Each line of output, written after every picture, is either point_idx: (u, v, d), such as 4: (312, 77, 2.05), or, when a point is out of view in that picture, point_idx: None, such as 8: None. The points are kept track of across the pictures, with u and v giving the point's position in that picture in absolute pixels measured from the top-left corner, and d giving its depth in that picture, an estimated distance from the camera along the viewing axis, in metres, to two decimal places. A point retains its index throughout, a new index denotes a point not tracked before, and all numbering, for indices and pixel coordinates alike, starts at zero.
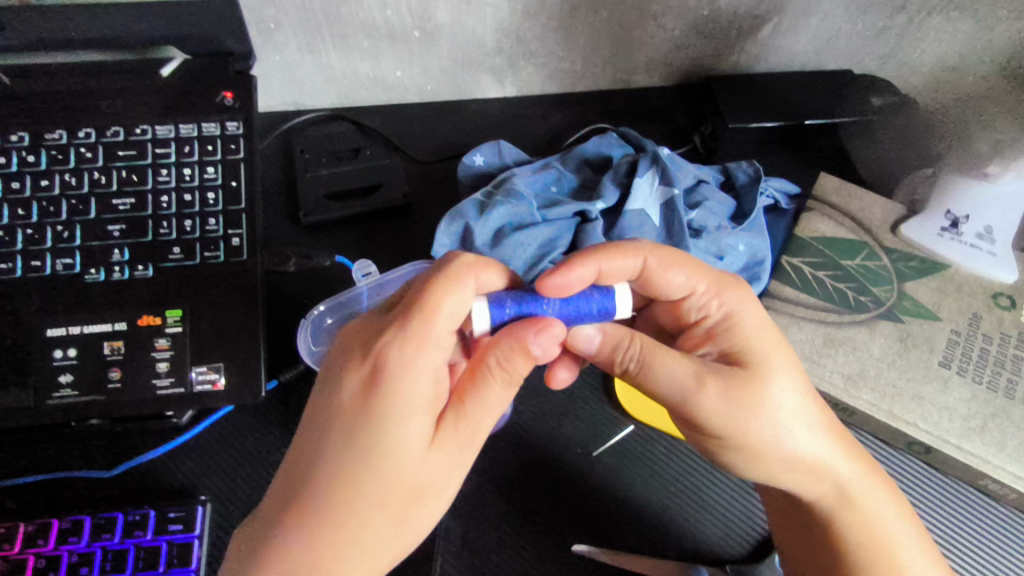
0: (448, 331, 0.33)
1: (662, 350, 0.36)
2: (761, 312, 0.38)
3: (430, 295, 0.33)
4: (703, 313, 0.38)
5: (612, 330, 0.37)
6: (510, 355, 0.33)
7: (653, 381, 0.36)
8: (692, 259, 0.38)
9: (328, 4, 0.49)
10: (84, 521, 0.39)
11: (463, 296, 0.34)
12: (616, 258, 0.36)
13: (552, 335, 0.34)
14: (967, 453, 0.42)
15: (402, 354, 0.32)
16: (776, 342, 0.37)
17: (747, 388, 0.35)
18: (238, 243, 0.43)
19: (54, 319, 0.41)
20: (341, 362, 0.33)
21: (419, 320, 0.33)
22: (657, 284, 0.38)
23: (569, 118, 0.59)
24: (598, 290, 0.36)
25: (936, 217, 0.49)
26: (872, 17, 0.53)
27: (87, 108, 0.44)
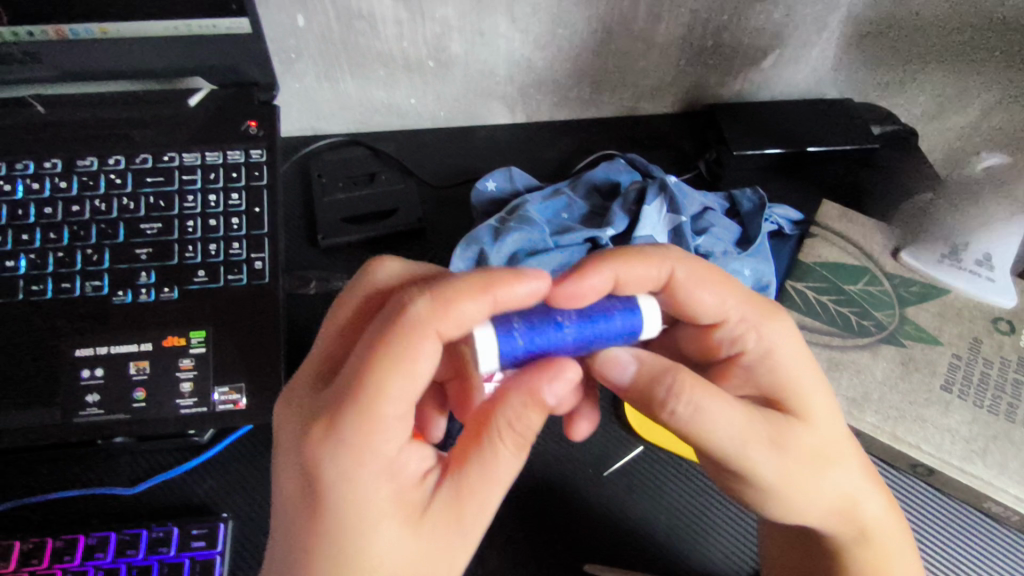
0: (397, 413, 0.30)
1: (710, 392, 0.33)
2: (801, 347, 0.37)
3: (368, 379, 0.30)
4: (740, 345, 0.37)
5: (652, 361, 0.34)
6: (522, 414, 0.31)
7: (704, 427, 0.33)
8: (727, 283, 0.37)
9: (348, 36, 0.51)
10: (110, 537, 0.40)
11: (411, 370, 0.31)
12: (641, 267, 0.35)
13: (565, 380, 0.32)
14: (970, 475, 0.43)
15: (358, 436, 0.30)
16: (816, 379, 0.36)
17: (789, 429, 0.34)
18: (260, 267, 0.44)
19: (81, 340, 0.42)
20: (302, 438, 0.31)
21: (356, 409, 0.30)
22: (686, 302, 0.37)
23: (579, 143, 0.61)
24: (620, 306, 0.34)
25: (936, 244, 0.51)
26: (871, 49, 0.55)
27: (119, 138, 0.46)
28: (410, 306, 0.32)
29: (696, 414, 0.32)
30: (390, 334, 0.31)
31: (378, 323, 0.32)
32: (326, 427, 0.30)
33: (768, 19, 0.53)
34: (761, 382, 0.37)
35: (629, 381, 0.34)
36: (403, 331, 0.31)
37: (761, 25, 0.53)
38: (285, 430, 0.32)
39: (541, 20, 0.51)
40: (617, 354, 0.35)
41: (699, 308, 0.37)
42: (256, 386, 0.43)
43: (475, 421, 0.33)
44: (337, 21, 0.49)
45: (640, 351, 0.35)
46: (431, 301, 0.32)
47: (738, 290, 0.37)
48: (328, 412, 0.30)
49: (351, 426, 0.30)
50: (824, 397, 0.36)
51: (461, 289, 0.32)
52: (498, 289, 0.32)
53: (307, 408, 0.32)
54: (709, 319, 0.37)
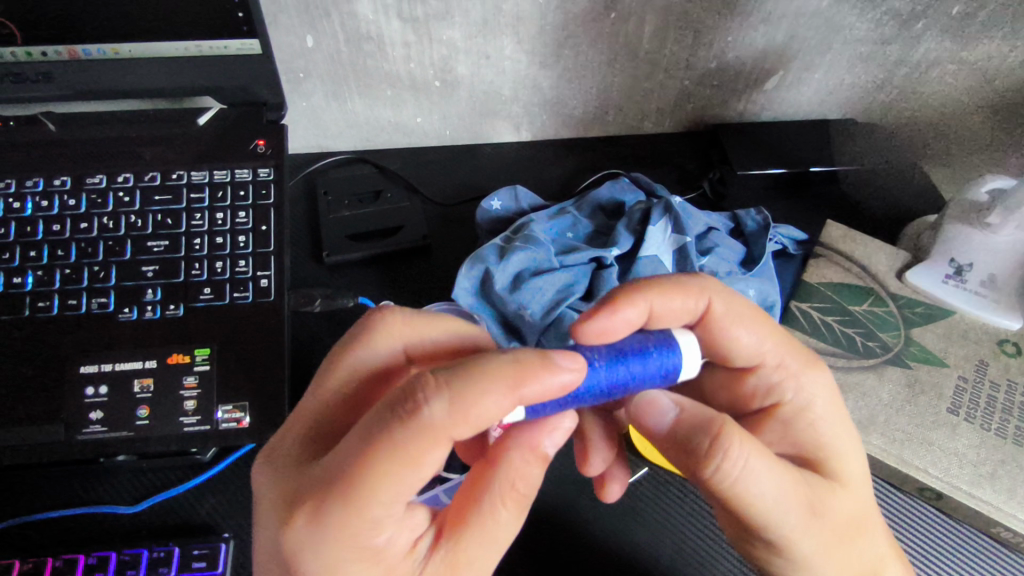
0: (389, 512, 0.28)
1: (757, 448, 0.30)
2: (838, 403, 0.36)
3: (358, 483, 0.27)
4: (777, 395, 0.35)
5: (694, 408, 0.32)
6: (523, 470, 0.31)
7: (748, 489, 0.30)
8: (768, 327, 0.35)
9: (355, 57, 0.51)
10: (111, 556, 0.40)
11: (408, 478, 0.27)
12: (676, 299, 0.35)
13: (560, 429, 0.33)
14: (979, 500, 0.43)
15: (346, 520, 0.28)
16: (850, 439, 0.35)
17: (826, 493, 0.33)
18: (266, 285, 0.45)
19: (86, 357, 0.42)
20: (288, 518, 0.29)
21: (343, 508, 0.27)
22: (721, 340, 0.35)
23: (584, 162, 0.61)
24: (654, 346, 0.33)
25: (940, 264, 0.51)
26: (874, 71, 0.55)
27: (129, 155, 0.47)
28: (418, 406, 0.27)
29: (742, 472, 0.30)
30: (391, 435, 0.27)
31: (374, 415, 0.28)
32: (308, 518, 0.28)
33: (771, 41, 0.53)
34: (797, 438, 0.35)
35: (669, 425, 0.33)
36: (411, 433, 0.27)
37: (764, 47, 0.53)
38: (266, 503, 0.31)
39: (546, 41, 0.51)
40: (657, 398, 0.34)
41: (735, 347, 0.35)
42: (260, 405, 0.43)
43: (473, 476, 0.32)
44: (345, 42, 0.50)
45: (682, 397, 0.34)
46: (445, 401, 0.28)
47: (778, 335, 0.36)
48: (311, 503, 0.28)
49: (336, 523, 0.27)
50: (860, 461, 0.35)
51: (480, 383, 0.28)
52: (523, 383, 0.29)
53: (291, 486, 0.30)
54: (745, 361, 0.36)
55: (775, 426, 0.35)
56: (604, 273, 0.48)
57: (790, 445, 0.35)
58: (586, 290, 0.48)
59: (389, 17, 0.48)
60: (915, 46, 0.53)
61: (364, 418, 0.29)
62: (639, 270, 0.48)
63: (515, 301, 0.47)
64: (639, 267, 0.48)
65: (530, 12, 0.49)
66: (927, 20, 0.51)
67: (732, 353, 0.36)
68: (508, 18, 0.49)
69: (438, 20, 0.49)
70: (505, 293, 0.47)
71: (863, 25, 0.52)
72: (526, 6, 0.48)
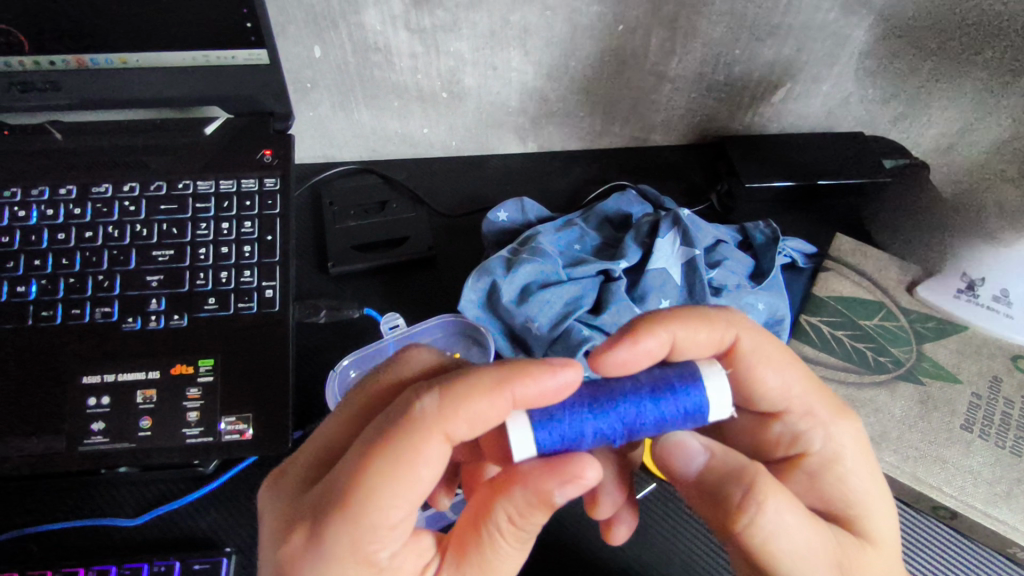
0: (387, 522, 0.29)
1: (787, 501, 0.29)
2: (867, 455, 0.35)
3: (356, 489, 0.28)
4: (803, 444, 0.34)
5: (724, 454, 0.32)
6: (527, 513, 0.29)
7: (778, 545, 0.29)
8: (796, 369, 0.35)
9: (362, 68, 0.51)
10: (111, 570, 0.39)
11: (404, 481, 0.29)
12: (702, 331, 0.34)
13: (577, 482, 0.29)
14: (994, 520, 0.42)
15: (352, 538, 0.28)
16: (880, 494, 0.34)
17: (854, 552, 0.32)
18: (271, 295, 0.44)
19: (89, 367, 0.42)
20: (294, 538, 0.30)
21: (342, 518, 0.28)
22: (748, 378, 0.35)
23: (590, 173, 0.61)
24: (678, 384, 0.31)
25: (952, 278, 0.50)
26: (882, 85, 0.55)
27: (135, 165, 0.46)
28: (414, 403, 0.30)
29: (774, 527, 0.29)
30: (390, 435, 0.29)
31: (379, 419, 0.31)
32: (311, 531, 0.29)
33: (779, 54, 0.53)
34: (825, 491, 0.34)
35: (696, 471, 0.32)
36: (407, 430, 0.29)
37: (772, 59, 0.53)
38: (271, 524, 0.32)
39: (554, 53, 0.51)
40: (686, 440, 0.32)
41: (761, 388, 0.35)
42: (265, 417, 0.42)
43: (475, 509, 0.31)
44: (352, 53, 0.50)
45: (711, 440, 0.32)
46: (439, 398, 0.30)
47: (807, 381, 0.35)
48: (315, 515, 0.29)
49: (336, 536, 0.28)
50: (888, 519, 0.34)
51: (473, 387, 0.30)
52: (515, 387, 0.30)
53: (296, 506, 0.31)
54: (771, 405, 0.35)
55: (801, 477, 0.34)
56: (613, 286, 0.48)
57: (817, 498, 0.34)
58: (594, 303, 0.48)
59: (397, 28, 0.48)
60: None
61: (369, 427, 0.30)
62: (647, 282, 0.48)
63: (522, 314, 0.47)
64: (647, 280, 0.48)
65: (537, 24, 0.49)
66: None
67: (757, 395, 0.35)
68: (516, 29, 0.49)
69: (446, 32, 0.49)
70: (512, 306, 0.47)
71: (871, 38, 0.51)
72: (533, 18, 0.48)
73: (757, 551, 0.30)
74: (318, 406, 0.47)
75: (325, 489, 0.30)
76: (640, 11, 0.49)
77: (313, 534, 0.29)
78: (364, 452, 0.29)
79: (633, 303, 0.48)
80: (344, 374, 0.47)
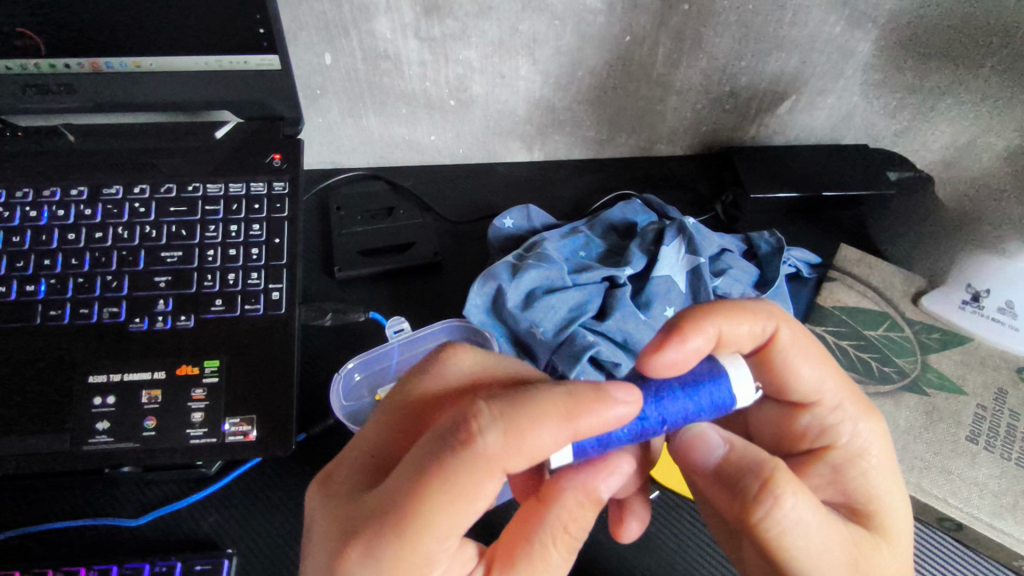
0: (443, 541, 0.29)
1: (806, 497, 0.29)
2: (889, 455, 0.35)
3: (416, 513, 0.28)
4: (831, 437, 0.35)
5: (744, 447, 0.32)
6: (578, 514, 0.31)
7: (793, 540, 0.29)
8: (829, 362, 0.35)
9: (372, 75, 0.52)
10: (112, 570, 0.39)
11: (463, 507, 0.29)
12: (746, 324, 0.34)
13: (620, 473, 0.32)
14: (1000, 532, 0.42)
15: (404, 555, 0.29)
16: (899, 494, 0.34)
17: (871, 549, 0.32)
18: (278, 297, 0.45)
19: (95, 366, 0.42)
20: (343, 551, 0.30)
21: (400, 538, 0.28)
22: (782, 371, 0.35)
23: (596, 182, 0.61)
24: (706, 380, 0.32)
25: (956, 289, 0.50)
26: (886, 97, 0.55)
27: (147, 167, 0.47)
28: (476, 426, 0.29)
29: (791, 522, 0.29)
30: (447, 461, 0.28)
31: (431, 438, 0.29)
32: (364, 546, 0.29)
33: (785, 66, 0.53)
34: (847, 486, 0.34)
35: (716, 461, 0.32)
36: (465, 459, 0.28)
37: (776, 72, 0.54)
38: (318, 530, 0.32)
39: (561, 62, 0.52)
40: (706, 432, 0.33)
41: (794, 381, 0.35)
42: (268, 419, 0.42)
43: (524, 517, 0.32)
44: (362, 60, 0.50)
45: (731, 434, 0.33)
46: (502, 424, 0.29)
47: (840, 377, 0.35)
48: (367, 531, 0.29)
49: (391, 554, 0.29)
50: (905, 520, 0.34)
51: (538, 414, 0.29)
52: (579, 417, 0.30)
53: (346, 516, 0.31)
54: (802, 397, 0.35)
55: (823, 470, 0.35)
56: (617, 292, 0.48)
57: (838, 491, 0.34)
58: (599, 309, 0.48)
59: (407, 36, 0.49)
60: (929, 72, 0.53)
61: (421, 445, 0.29)
62: (651, 290, 0.48)
63: (527, 319, 0.47)
64: (651, 287, 0.48)
65: (545, 33, 0.49)
66: (940, 47, 0.51)
67: (790, 387, 0.35)
68: (524, 38, 0.50)
69: (455, 40, 0.49)
70: (517, 311, 0.47)
71: (876, 51, 0.52)
72: (541, 27, 0.49)
73: (771, 544, 0.30)
74: (322, 409, 0.47)
75: (377, 505, 0.30)
76: (647, 22, 0.49)
77: (364, 550, 0.29)
78: (417, 473, 0.29)
79: (638, 309, 0.48)
80: (348, 377, 0.47)
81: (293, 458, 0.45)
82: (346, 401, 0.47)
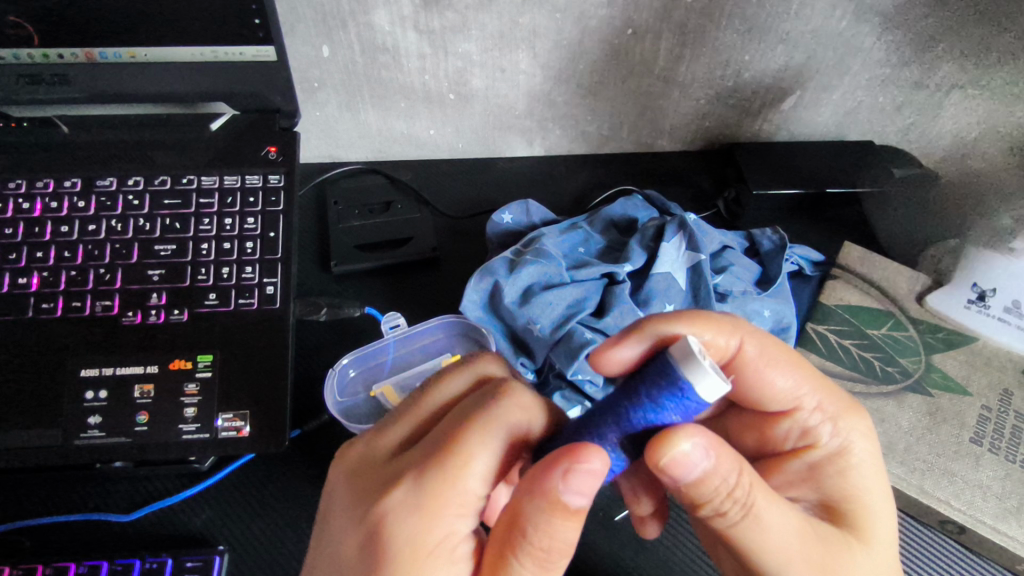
0: (473, 497, 0.31)
1: (765, 493, 0.30)
2: (874, 453, 0.34)
3: (457, 452, 0.30)
4: (812, 438, 0.34)
5: (721, 457, 0.28)
6: (542, 517, 0.28)
7: (749, 533, 0.30)
8: (804, 364, 0.34)
9: (370, 68, 0.51)
10: (101, 566, 0.38)
11: (498, 453, 0.31)
12: (709, 333, 0.33)
13: (583, 472, 0.27)
14: (1004, 536, 0.41)
15: (442, 497, 0.30)
16: (882, 494, 0.34)
17: (840, 547, 0.32)
18: (272, 292, 0.44)
19: (87, 360, 0.41)
20: (382, 498, 0.31)
21: (438, 482, 0.30)
22: (757, 379, 0.34)
23: (596, 178, 0.60)
24: (661, 386, 0.27)
25: (962, 288, 0.49)
26: (893, 93, 0.54)
27: (141, 159, 0.46)
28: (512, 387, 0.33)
29: (747, 517, 0.30)
30: (492, 409, 0.32)
31: (474, 400, 0.33)
32: (404, 493, 0.31)
33: (790, 61, 0.52)
34: (823, 484, 0.34)
35: (687, 480, 0.28)
36: (506, 409, 0.32)
37: (781, 66, 0.53)
38: (347, 492, 0.33)
39: (563, 57, 0.51)
40: (684, 452, 0.27)
41: (769, 390, 0.34)
42: (261, 415, 0.42)
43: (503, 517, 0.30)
44: (361, 52, 0.50)
45: (707, 439, 0.28)
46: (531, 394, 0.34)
47: (816, 380, 0.35)
48: (410, 475, 0.31)
49: (431, 494, 0.30)
50: (888, 521, 0.34)
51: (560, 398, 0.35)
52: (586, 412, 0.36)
53: (381, 476, 0.32)
54: (781, 404, 0.35)
55: (800, 468, 0.35)
56: (616, 288, 0.47)
57: (814, 490, 0.34)
58: (597, 306, 0.47)
59: (406, 29, 0.48)
60: (935, 68, 0.52)
61: (463, 407, 0.33)
62: (651, 286, 0.48)
63: (524, 315, 0.46)
64: (650, 284, 0.48)
65: (546, 26, 0.49)
66: (948, 43, 0.50)
67: (766, 396, 0.35)
68: (525, 31, 0.49)
69: (454, 32, 0.49)
70: (514, 307, 0.47)
71: (882, 46, 0.51)
72: (541, 20, 0.48)
73: (730, 535, 0.31)
74: (316, 406, 0.46)
75: (417, 457, 0.32)
76: (649, 16, 0.48)
77: (404, 493, 0.31)
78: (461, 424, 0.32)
79: (637, 306, 0.47)
80: (343, 373, 0.47)
81: (286, 455, 0.44)
82: (341, 397, 0.46)
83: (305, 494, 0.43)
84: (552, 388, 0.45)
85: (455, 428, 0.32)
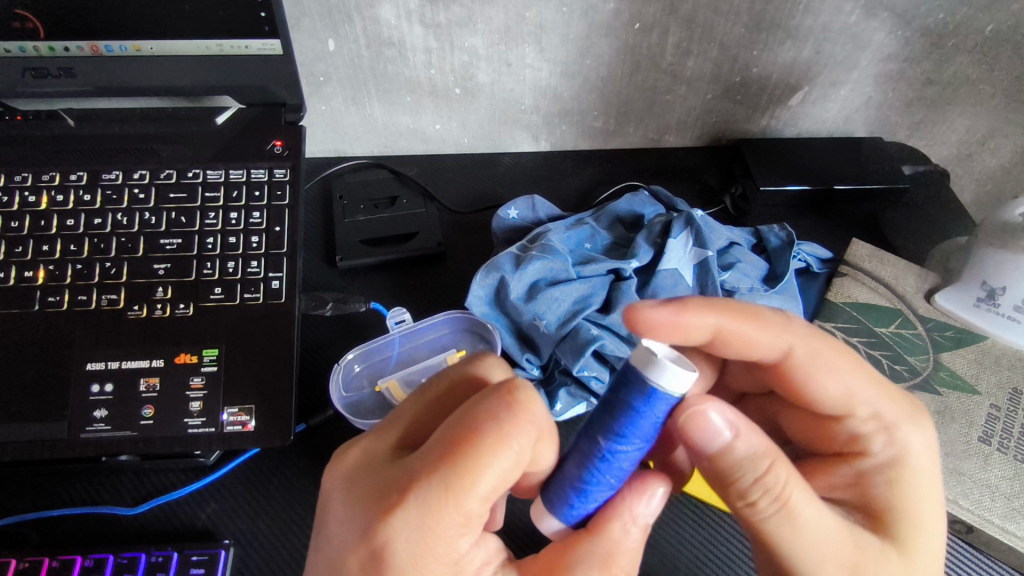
0: (475, 513, 0.29)
1: (797, 481, 0.30)
2: (932, 466, 0.34)
3: (458, 469, 0.29)
4: (864, 445, 0.34)
5: (747, 434, 0.31)
6: (621, 531, 0.32)
7: (783, 520, 0.30)
8: (860, 370, 0.35)
9: (376, 62, 0.51)
10: (107, 559, 0.38)
11: (502, 469, 0.29)
12: (751, 327, 0.35)
13: (657, 495, 0.32)
14: (1012, 536, 0.41)
15: (443, 512, 0.29)
16: (935, 511, 0.33)
17: (874, 556, 0.31)
18: (277, 287, 0.44)
19: (93, 353, 0.41)
20: (377, 510, 0.30)
21: (438, 499, 0.29)
22: (806, 381, 0.35)
23: (603, 174, 0.60)
24: (642, 408, 0.28)
25: (971, 286, 0.49)
26: (902, 89, 0.54)
27: (146, 153, 0.46)
28: (519, 401, 0.30)
29: (779, 503, 0.30)
30: (496, 423, 0.30)
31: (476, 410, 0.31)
32: (402, 508, 0.29)
33: (798, 56, 0.52)
34: (868, 493, 0.33)
35: (713, 449, 0.31)
36: (512, 423, 0.30)
37: (790, 61, 0.52)
38: (346, 500, 0.32)
39: (569, 51, 0.51)
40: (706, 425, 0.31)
41: (818, 392, 0.35)
42: (266, 410, 0.42)
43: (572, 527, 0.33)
44: (366, 47, 0.50)
45: (735, 417, 0.31)
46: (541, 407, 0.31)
47: (875, 387, 0.35)
48: (408, 489, 0.29)
49: (431, 512, 0.29)
50: (934, 539, 0.32)
51: None
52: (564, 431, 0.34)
53: (378, 484, 0.31)
54: (832, 409, 0.35)
55: (848, 473, 0.34)
56: (622, 285, 0.47)
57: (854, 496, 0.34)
58: (603, 302, 0.47)
59: (412, 23, 0.48)
60: (946, 64, 0.51)
61: (464, 413, 0.30)
62: (658, 282, 0.47)
63: (530, 311, 0.46)
64: (658, 280, 0.47)
65: (553, 20, 0.48)
66: (958, 38, 0.50)
67: (818, 399, 0.35)
68: (531, 25, 0.48)
69: (460, 26, 0.48)
70: (519, 303, 0.46)
71: (893, 41, 0.50)
72: (549, 14, 0.48)
73: (763, 522, 0.30)
74: (321, 401, 0.46)
75: (413, 468, 0.30)
76: (657, 9, 0.48)
77: (400, 509, 0.29)
78: (461, 439, 0.29)
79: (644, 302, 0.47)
80: (348, 369, 0.47)
81: (291, 450, 0.44)
82: (345, 393, 0.46)
83: (310, 489, 0.43)
84: (557, 384, 0.45)
85: (454, 443, 0.29)
